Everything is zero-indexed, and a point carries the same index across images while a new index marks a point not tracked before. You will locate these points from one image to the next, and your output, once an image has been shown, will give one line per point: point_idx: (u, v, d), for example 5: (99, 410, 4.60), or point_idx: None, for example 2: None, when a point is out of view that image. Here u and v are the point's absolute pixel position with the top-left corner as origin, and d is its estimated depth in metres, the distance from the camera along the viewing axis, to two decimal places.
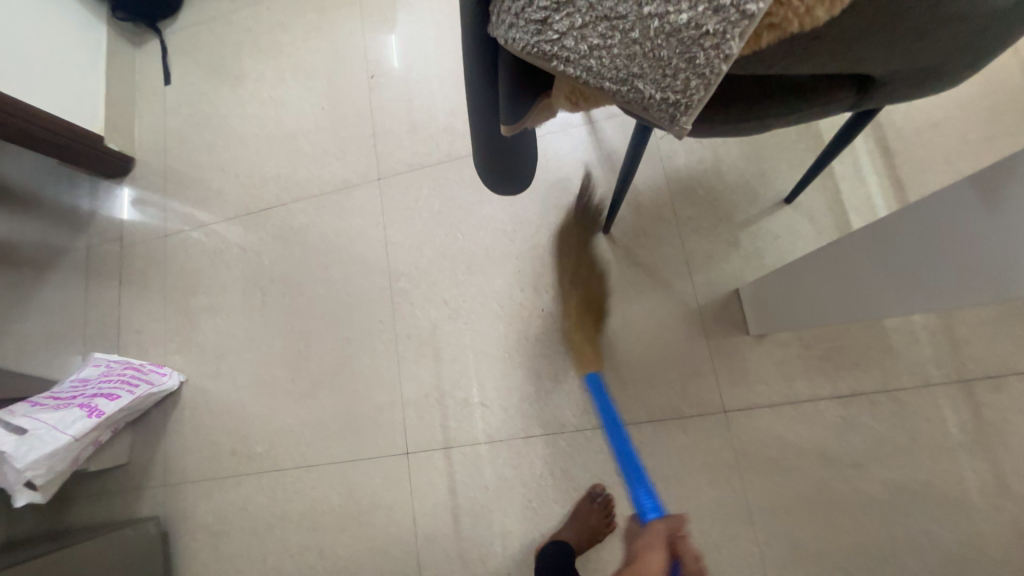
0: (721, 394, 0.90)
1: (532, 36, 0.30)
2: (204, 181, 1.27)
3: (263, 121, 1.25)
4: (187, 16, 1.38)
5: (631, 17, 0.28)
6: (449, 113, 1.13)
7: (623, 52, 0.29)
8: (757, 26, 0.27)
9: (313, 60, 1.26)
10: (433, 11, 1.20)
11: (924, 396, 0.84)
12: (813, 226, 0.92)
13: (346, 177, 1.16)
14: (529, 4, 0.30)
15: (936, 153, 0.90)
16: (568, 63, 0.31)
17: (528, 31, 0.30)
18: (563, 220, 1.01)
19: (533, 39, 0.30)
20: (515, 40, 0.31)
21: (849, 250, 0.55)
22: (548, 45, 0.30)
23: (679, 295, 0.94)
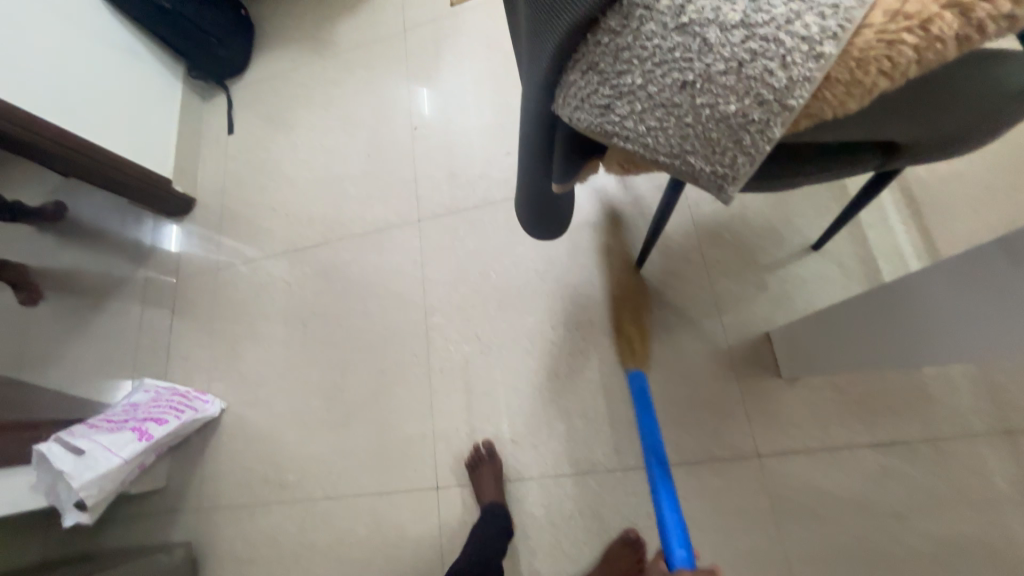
0: (755, 438, 0.89)
1: (596, 118, 0.36)
2: (256, 219, 1.37)
3: (313, 165, 1.36)
4: (252, 73, 1.54)
5: (685, 106, 0.33)
6: (486, 160, 1.21)
7: (676, 134, 0.34)
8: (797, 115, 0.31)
9: (361, 112, 1.38)
10: (473, 70, 1.31)
11: (969, 447, 0.82)
12: (841, 272, 0.94)
13: (387, 217, 1.24)
14: (595, 93, 0.36)
15: (963, 203, 0.92)
16: (627, 139, 0.36)
17: (593, 113, 0.36)
18: (594, 261, 1.06)
19: (597, 120, 0.36)
20: (581, 119, 0.37)
21: (884, 301, 0.57)
22: (610, 125, 0.36)
23: (709, 336, 0.96)
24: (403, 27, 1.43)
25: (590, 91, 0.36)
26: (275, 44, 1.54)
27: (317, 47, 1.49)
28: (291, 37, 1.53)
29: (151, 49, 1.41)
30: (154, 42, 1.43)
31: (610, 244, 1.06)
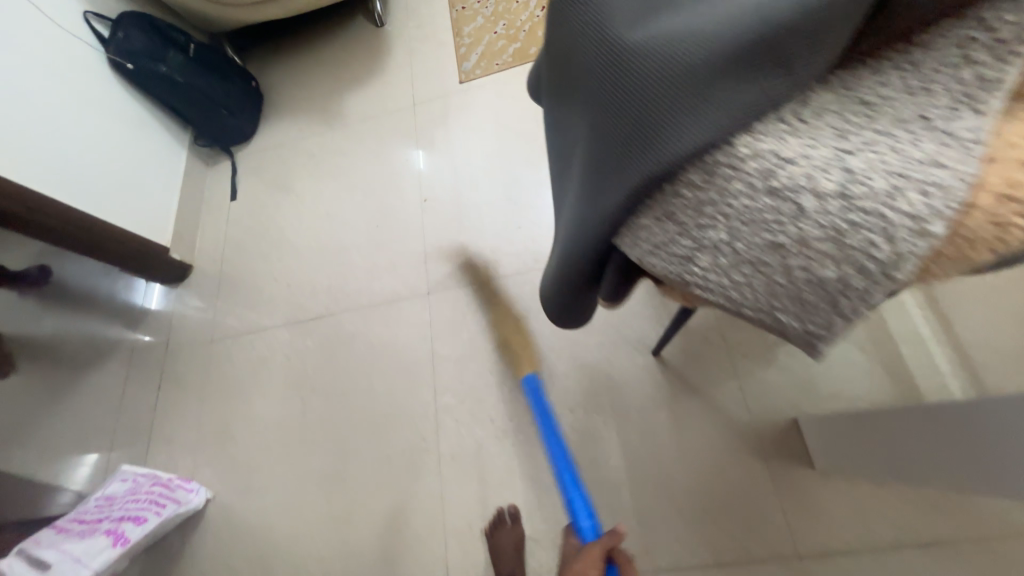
0: (793, 536, 0.84)
1: (674, 267, 0.35)
2: (256, 288, 1.33)
3: (319, 234, 1.34)
4: (259, 141, 1.55)
5: (775, 266, 0.32)
6: (497, 233, 1.21)
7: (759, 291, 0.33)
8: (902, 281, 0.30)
9: (370, 182, 1.38)
10: (484, 144, 1.34)
11: (1017, 547, 0.78)
12: (864, 355, 0.93)
13: (396, 289, 1.21)
14: (673, 243, 0.35)
15: (975, 287, 0.94)
16: (707, 291, 0.35)
17: (668, 262, 0.35)
18: (612, 340, 1.03)
19: (675, 269, 0.35)
20: (656, 266, 0.36)
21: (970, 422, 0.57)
22: (689, 275, 0.35)
23: (735, 423, 0.93)
24: (413, 101, 1.47)
25: (669, 240, 0.35)
26: (285, 114, 1.57)
27: (327, 118, 1.52)
28: (301, 107, 1.56)
29: (159, 119, 1.42)
30: (163, 112, 1.43)
31: (628, 322, 1.04)
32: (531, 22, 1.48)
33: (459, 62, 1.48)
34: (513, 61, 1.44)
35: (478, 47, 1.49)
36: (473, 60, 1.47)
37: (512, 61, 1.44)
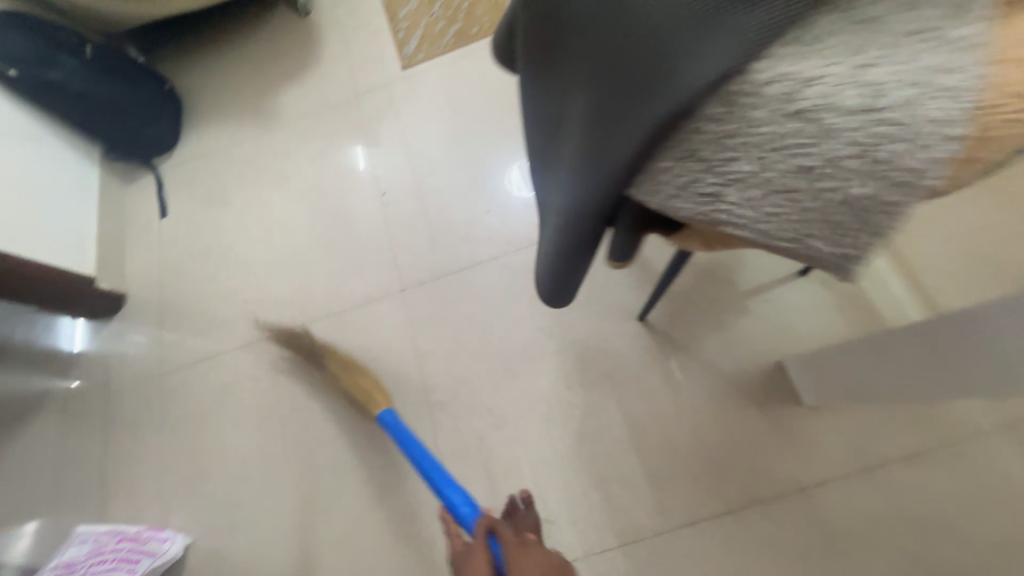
0: (795, 472, 0.87)
1: (706, 208, 0.34)
2: (207, 312, 1.20)
3: (271, 244, 1.24)
4: (185, 151, 1.40)
5: (809, 188, 0.31)
6: (466, 222, 1.17)
7: (824, 192, 0.31)
8: (955, 167, 0.28)
9: (319, 182, 1.29)
10: (437, 130, 1.29)
11: (981, 447, 0.83)
12: (830, 293, 0.98)
13: (366, 291, 1.14)
14: (698, 180, 0.34)
15: (935, 216, 0.97)
16: (740, 227, 0.34)
17: (693, 203, 0.35)
18: (598, 310, 1.03)
19: (707, 210, 0.34)
20: (681, 209, 0.35)
21: (941, 334, 0.59)
22: (722, 213, 0.34)
23: (727, 375, 0.96)
24: (356, 93, 1.38)
25: (692, 179, 0.34)
26: (211, 119, 1.42)
27: (261, 120, 1.40)
28: (229, 110, 1.42)
29: (59, 134, 1.24)
30: (65, 129, 1.26)
31: (611, 291, 1.04)
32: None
33: (399, 47, 1.40)
34: (457, 42, 1.37)
35: (417, 31, 1.41)
36: (413, 45, 1.40)
37: (454, 43, 1.38)
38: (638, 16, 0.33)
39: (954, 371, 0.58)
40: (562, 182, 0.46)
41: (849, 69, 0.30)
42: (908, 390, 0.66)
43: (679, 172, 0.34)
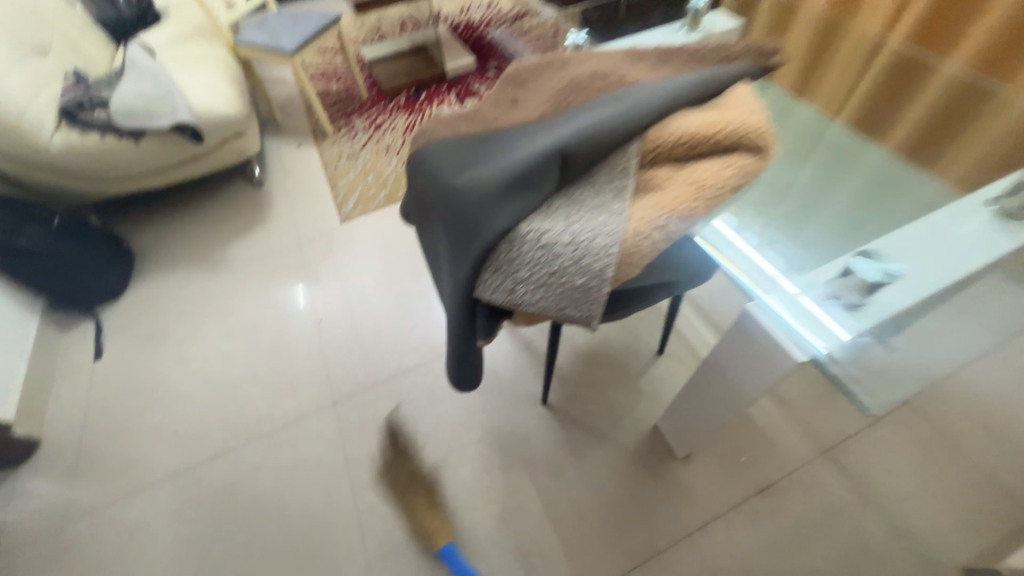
0: (680, 519, 1.02)
1: (511, 298, 0.61)
2: (131, 446, 1.21)
3: (209, 373, 1.33)
4: (132, 297, 1.53)
5: (557, 282, 0.59)
6: (395, 336, 1.38)
7: (566, 285, 0.59)
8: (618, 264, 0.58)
9: (261, 315, 1.47)
10: (369, 266, 1.57)
11: (808, 472, 1.05)
12: (682, 365, 1.25)
13: (300, 407, 1.24)
14: (504, 284, 0.60)
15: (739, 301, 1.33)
16: (532, 306, 0.61)
17: (505, 296, 0.61)
18: (508, 399, 1.22)
19: (512, 299, 0.61)
20: (498, 299, 0.61)
21: (711, 369, 0.81)
22: (521, 299, 0.60)
23: (617, 441, 1.14)
24: (300, 241, 1.66)
25: (500, 284, 0.60)
26: (162, 268, 1.60)
27: (211, 266, 1.60)
28: (181, 260, 1.62)
29: (8, 290, 1.34)
30: (14, 284, 1.36)
31: (517, 383, 1.25)
32: (396, 172, 1.86)
33: (339, 205, 1.75)
34: (385, 202, 1.75)
35: (354, 195, 1.79)
36: (351, 204, 1.76)
37: (384, 202, 1.76)
38: (462, 205, 0.62)
39: (730, 393, 0.79)
40: (443, 289, 0.72)
41: (566, 227, 0.60)
42: (719, 414, 0.86)
43: (494, 279, 0.61)
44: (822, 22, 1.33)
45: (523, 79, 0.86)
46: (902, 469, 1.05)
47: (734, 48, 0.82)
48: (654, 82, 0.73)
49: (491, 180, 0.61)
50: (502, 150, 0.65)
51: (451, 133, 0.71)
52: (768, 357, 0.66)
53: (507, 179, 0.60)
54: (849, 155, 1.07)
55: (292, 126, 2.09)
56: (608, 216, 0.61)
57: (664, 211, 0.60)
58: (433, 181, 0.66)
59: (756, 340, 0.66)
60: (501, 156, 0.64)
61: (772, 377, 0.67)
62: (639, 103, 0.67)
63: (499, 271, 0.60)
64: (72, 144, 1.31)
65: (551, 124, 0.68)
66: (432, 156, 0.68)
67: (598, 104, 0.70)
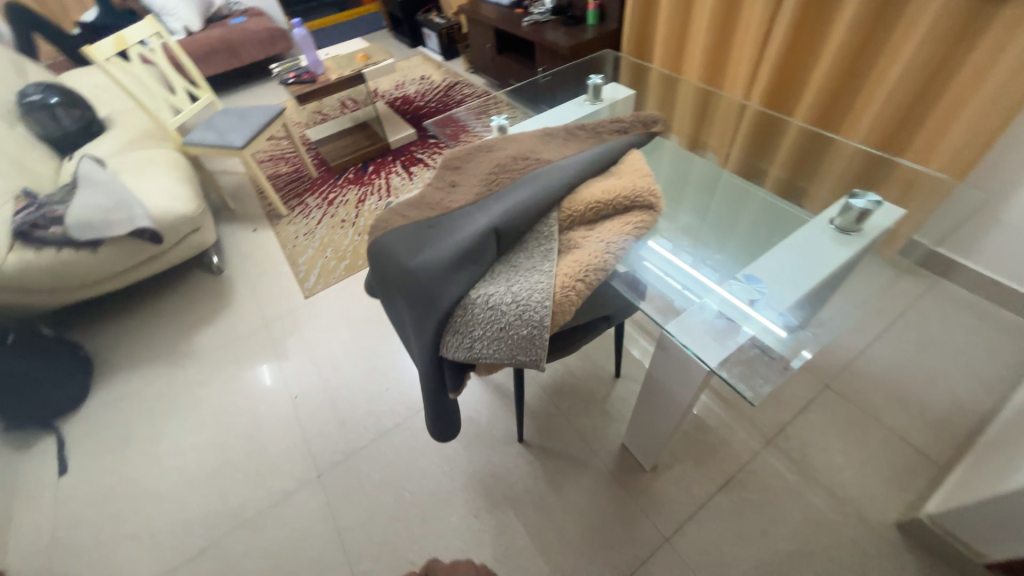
0: (657, 526, 1.12)
1: (470, 354, 0.72)
2: (107, 559, 1.17)
3: (186, 468, 1.33)
4: (94, 403, 1.51)
5: (507, 335, 0.71)
6: (371, 400, 1.43)
7: (514, 336, 0.71)
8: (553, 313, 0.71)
9: (234, 400, 1.48)
10: (338, 336, 1.63)
11: (758, 462, 1.19)
12: (639, 383, 1.39)
13: (285, 485, 1.26)
14: (464, 343, 0.72)
15: None
16: (490, 358, 0.72)
17: (465, 353, 0.72)
18: (487, 442, 1.30)
19: (472, 354, 0.72)
20: (460, 356, 0.73)
21: (651, 385, 0.96)
22: (479, 354, 0.72)
23: (591, 464, 1.24)
24: (266, 322, 1.70)
25: (460, 343, 0.72)
26: (125, 369, 1.59)
27: (176, 360, 1.61)
28: (144, 359, 1.62)
29: None
30: None
31: (493, 425, 1.34)
32: (353, 243, 1.96)
33: (301, 282, 1.82)
34: (347, 273, 1.85)
35: (315, 269, 1.87)
36: (313, 279, 1.83)
37: (345, 273, 1.85)
38: (420, 282, 0.74)
39: (669, 403, 0.94)
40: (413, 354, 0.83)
41: (508, 288, 0.73)
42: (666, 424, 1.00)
43: (455, 340, 0.72)
44: (700, 90, 1.66)
45: (459, 165, 1.01)
46: (834, 447, 1.21)
47: (625, 121, 1.03)
48: (563, 160, 0.91)
49: (442, 259, 0.74)
50: (447, 232, 0.79)
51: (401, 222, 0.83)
52: (686, 369, 0.81)
53: (454, 257, 0.74)
54: (734, 194, 1.33)
55: (245, 212, 2.17)
56: (540, 274, 0.74)
57: (584, 264, 0.74)
58: (393, 264, 0.78)
59: (675, 356, 0.82)
60: (446, 237, 0.77)
61: (693, 384, 0.82)
62: (552, 181, 0.84)
63: (458, 333, 0.72)
64: (26, 263, 1.34)
65: (484, 204, 0.83)
66: (389, 244, 0.80)
67: (521, 184, 0.86)
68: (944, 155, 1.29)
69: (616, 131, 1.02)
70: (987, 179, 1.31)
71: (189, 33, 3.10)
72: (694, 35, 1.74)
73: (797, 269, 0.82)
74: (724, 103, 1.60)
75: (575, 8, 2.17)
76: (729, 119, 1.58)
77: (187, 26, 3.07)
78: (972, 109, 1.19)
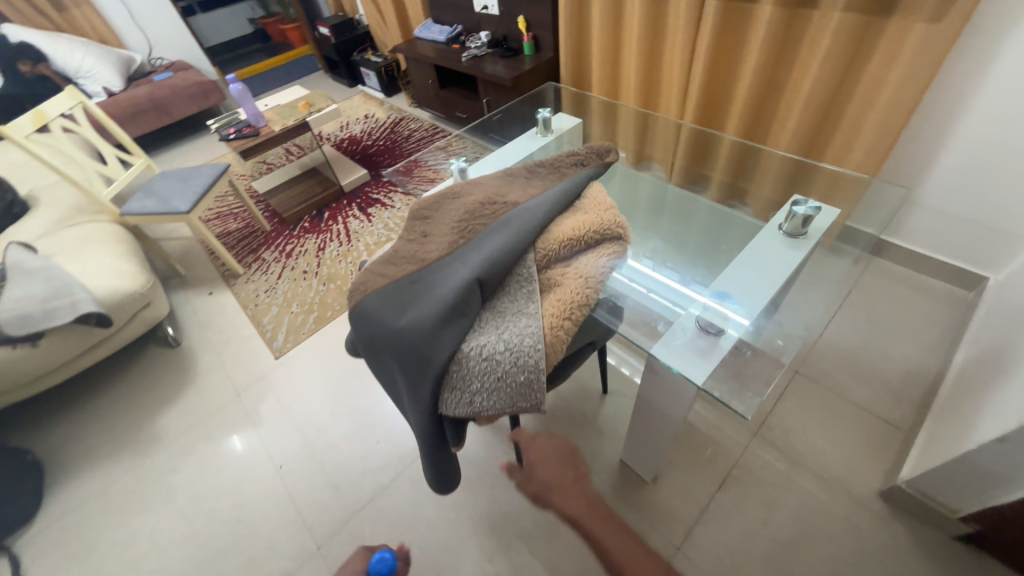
0: (667, 536, 1.15)
1: (470, 408, 0.73)
2: None
3: (168, 567, 1.23)
4: (50, 512, 1.36)
5: (504, 385, 0.72)
6: (362, 458, 1.38)
7: (513, 382, 0.72)
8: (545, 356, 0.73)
9: (213, 482, 1.39)
10: (316, 394, 1.57)
11: (748, 456, 1.25)
12: (627, 397, 1.43)
13: (284, 565, 1.19)
14: (462, 398, 0.72)
15: None
16: (490, 410, 0.73)
17: (465, 408, 0.73)
18: (489, 482, 1.29)
19: (472, 408, 0.73)
20: (460, 412, 0.73)
21: (644, 405, 1.00)
22: (479, 407, 0.73)
23: (595, 485, 1.26)
24: (236, 391, 1.61)
25: (459, 399, 0.72)
26: (81, 468, 1.45)
27: (139, 448, 1.49)
28: (101, 452, 1.49)
29: None
30: None
31: (492, 463, 1.33)
32: (318, 294, 1.91)
33: (269, 343, 1.75)
34: (317, 326, 1.79)
35: (282, 327, 1.80)
36: (281, 338, 1.76)
37: (315, 327, 1.79)
38: (410, 341, 0.73)
39: (664, 418, 0.98)
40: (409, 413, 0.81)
41: (499, 336, 0.74)
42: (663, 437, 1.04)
43: (453, 398, 0.73)
44: (637, 113, 1.78)
45: (426, 214, 1.02)
46: (813, 429, 1.29)
47: (582, 155, 1.08)
48: (530, 201, 0.94)
49: (430, 316, 0.74)
50: (429, 285, 0.79)
51: (379, 283, 0.83)
52: (675, 389, 0.86)
53: (440, 314, 0.73)
54: (686, 209, 1.42)
55: (197, 276, 2.06)
56: (529, 316, 0.76)
57: (568, 303, 0.78)
58: (377, 327, 0.77)
59: (664, 379, 0.87)
60: (429, 292, 0.77)
61: (684, 402, 0.87)
62: (524, 223, 0.86)
63: (455, 390, 0.73)
64: None
65: (461, 253, 0.84)
66: (371, 306, 0.79)
67: (493, 229, 0.88)
68: (860, 151, 1.45)
69: (574, 164, 1.07)
70: (900, 166, 1.47)
71: (110, 94, 2.96)
72: (625, 63, 1.88)
73: (755, 281, 0.89)
74: (661, 123, 1.73)
75: (510, 40, 2.25)
76: (668, 137, 1.69)
77: (107, 87, 2.92)
78: (878, 109, 1.34)
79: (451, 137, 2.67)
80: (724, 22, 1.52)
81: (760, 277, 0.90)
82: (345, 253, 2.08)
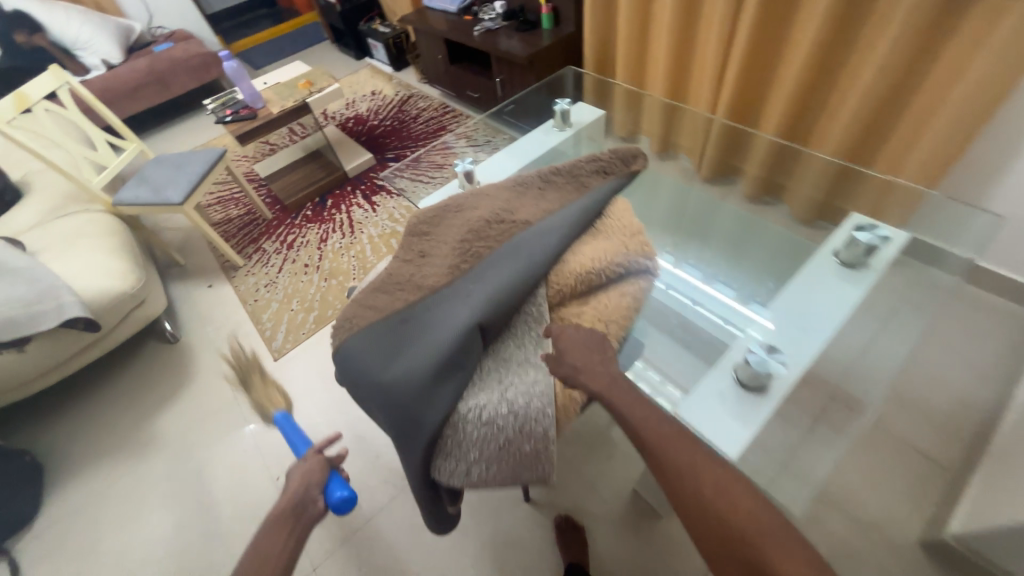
0: None
1: (468, 477, 0.63)
2: None
3: None
4: (50, 515, 1.35)
5: (507, 452, 0.62)
6: (361, 473, 1.32)
7: (516, 449, 0.61)
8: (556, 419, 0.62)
9: (211, 491, 1.35)
10: (316, 401, 1.51)
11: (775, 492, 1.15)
12: None
13: None
14: (459, 466, 0.63)
15: None
16: (490, 480, 0.63)
17: (462, 477, 0.63)
18: (493, 506, 1.22)
19: (470, 478, 0.63)
20: (456, 481, 0.63)
21: None
22: (478, 476, 0.63)
23: (605, 516, 1.17)
24: (235, 394, 1.56)
25: (456, 467, 0.63)
26: (81, 469, 1.43)
27: (137, 450, 1.46)
28: (100, 454, 1.46)
29: None
30: None
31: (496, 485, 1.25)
32: (320, 291, 1.82)
33: (268, 342, 1.68)
34: (317, 325, 1.71)
35: (282, 325, 1.72)
36: (280, 337, 1.69)
37: (315, 326, 1.71)
38: (399, 400, 0.63)
39: None
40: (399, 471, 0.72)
41: (503, 394, 0.63)
42: None
43: (448, 465, 0.63)
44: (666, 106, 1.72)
45: (425, 229, 0.90)
46: (848, 465, 1.17)
47: (604, 161, 0.94)
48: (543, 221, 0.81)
49: (422, 371, 0.63)
50: (424, 330, 0.68)
51: (368, 319, 0.72)
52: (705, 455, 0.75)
53: (434, 367, 0.63)
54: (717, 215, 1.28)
55: (197, 266, 1.99)
56: (537, 370, 0.66)
57: (584, 352, 0.67)
58: (362, 377, 0.67)
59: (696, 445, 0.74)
60: (423, 339, 0.67)
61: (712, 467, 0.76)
62: (536, 252, 0.74)
63: (451, 457, 0.63)
64: None
65: (462, 288, 0.73)
66: (356, 352, 0.68)
67: (500, 257, 0.76)
68: (917, 160, 1.29)
69: (596, 173, 0.93)
70: (969, 169, 1.28)
71: (109, 66, 2.82)
72: (656, 47, 1.71)
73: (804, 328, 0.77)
74: (690, 117, 1.69)
75: (527, 11, 2.05)
76: (697, 133, 1.68)
77: (106, 60, 2.78)
78: (950, 104, 1.15)
79: (461, 118, 2.49)
80: (772, 8, 1.37)
81: (810, 322, 0.78)
82: (348, 245, 1.97)
